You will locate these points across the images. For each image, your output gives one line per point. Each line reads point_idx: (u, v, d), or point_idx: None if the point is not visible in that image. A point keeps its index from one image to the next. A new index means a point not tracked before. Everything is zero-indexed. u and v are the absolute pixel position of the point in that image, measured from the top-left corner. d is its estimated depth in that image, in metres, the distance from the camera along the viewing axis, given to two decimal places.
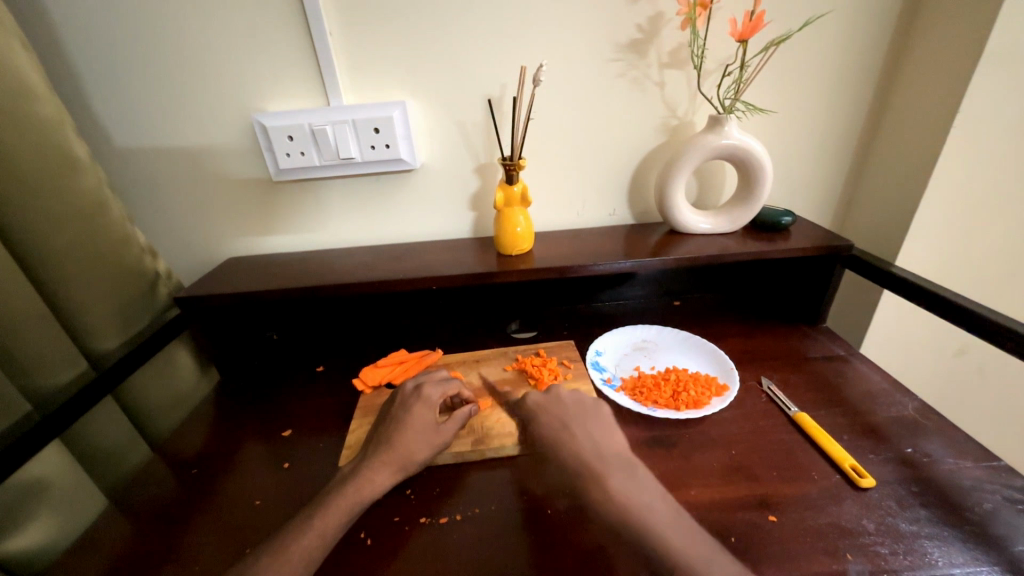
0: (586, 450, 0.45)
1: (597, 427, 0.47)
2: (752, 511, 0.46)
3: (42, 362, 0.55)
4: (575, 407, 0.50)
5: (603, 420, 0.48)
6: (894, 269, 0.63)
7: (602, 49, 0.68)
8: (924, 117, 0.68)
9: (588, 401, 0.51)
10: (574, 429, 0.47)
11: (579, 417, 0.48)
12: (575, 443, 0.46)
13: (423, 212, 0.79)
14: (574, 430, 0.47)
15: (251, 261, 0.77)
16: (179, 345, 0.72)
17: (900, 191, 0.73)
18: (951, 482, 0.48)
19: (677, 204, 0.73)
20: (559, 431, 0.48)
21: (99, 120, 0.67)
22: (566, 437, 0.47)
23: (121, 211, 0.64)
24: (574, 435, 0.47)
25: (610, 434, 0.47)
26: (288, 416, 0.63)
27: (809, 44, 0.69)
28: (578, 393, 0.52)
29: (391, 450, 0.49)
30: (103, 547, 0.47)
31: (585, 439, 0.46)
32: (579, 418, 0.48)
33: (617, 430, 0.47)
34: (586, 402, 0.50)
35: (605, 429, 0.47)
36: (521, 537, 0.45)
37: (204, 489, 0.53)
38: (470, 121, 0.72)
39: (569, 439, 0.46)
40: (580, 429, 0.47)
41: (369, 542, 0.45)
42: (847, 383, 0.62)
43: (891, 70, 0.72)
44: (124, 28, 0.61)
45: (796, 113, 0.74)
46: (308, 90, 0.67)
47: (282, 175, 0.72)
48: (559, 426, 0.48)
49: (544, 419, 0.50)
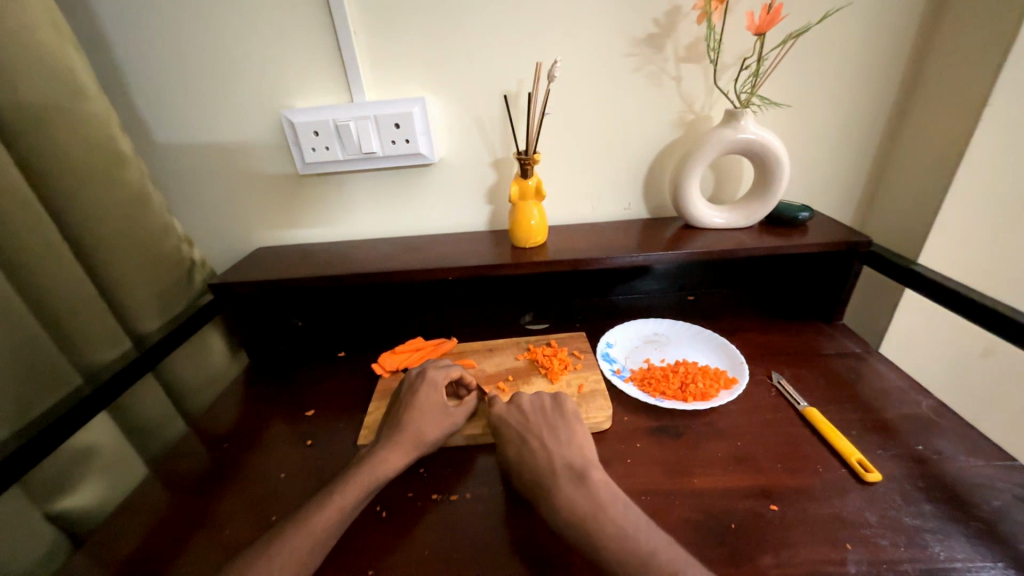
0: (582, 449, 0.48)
1: (560, 431, 0.50)
2: (754, 500, 0.47)
3: (93, 339, 0.59)
4: (537, 414, 0.53)
5: (566, 422, 0.51)
6: (913, 266, 0.62)
7: (618, 44, 0.69)
8: (952, 108, 0.66)
9: (547, 405, 0.54)
10: (541, 432, 0.51)
11: (559, 420, 0.52)
12: (568, 442, 0.49)
13: (440, 204, 0.81)
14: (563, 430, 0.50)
15: (278, 251, 0.81)
16: (212, 329, 0.78)
17: (924, 186, 0.71)
18: (961, 479, 0.47)
19: (691, 198, 0.73)
20: (521, 441, 0.50)
21: (142, 117, 0.71)
22: (534, 442, 0.50)
23: (161, 202, 0.69)
24: (545, 440, 0.49)
25: (571, 439, 0.50)
26: (313, 397, 0.67)
27: (830, 37, 0.68)
28: (538, 399, 0.55)
29: (402, 430, 0.52)
30: (145, 511, 0.51)
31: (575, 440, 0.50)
32: (541, 422, 0.52)
33: (579, 433, 0.50)
34: (546, 408, 0.53)
35: (567, 433, 0.50)
36: (526, 517, 0.47)
37: (235, 462, 0.57)
38: (487, 117, 0.73)
39: (563, 437, 0.50)
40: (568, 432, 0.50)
41: (384, 515, 0.48)
42: (860, 380, 0.62)
43: (918, 61, 0.70)
44: (166, 31, 0.66)
45: (817, 107, 0.73)
46: (333, 88, 0.70)
47: (307, 169, 0.75)
48: (522, 436, 0.51)
49: (508, 426, 0.52)
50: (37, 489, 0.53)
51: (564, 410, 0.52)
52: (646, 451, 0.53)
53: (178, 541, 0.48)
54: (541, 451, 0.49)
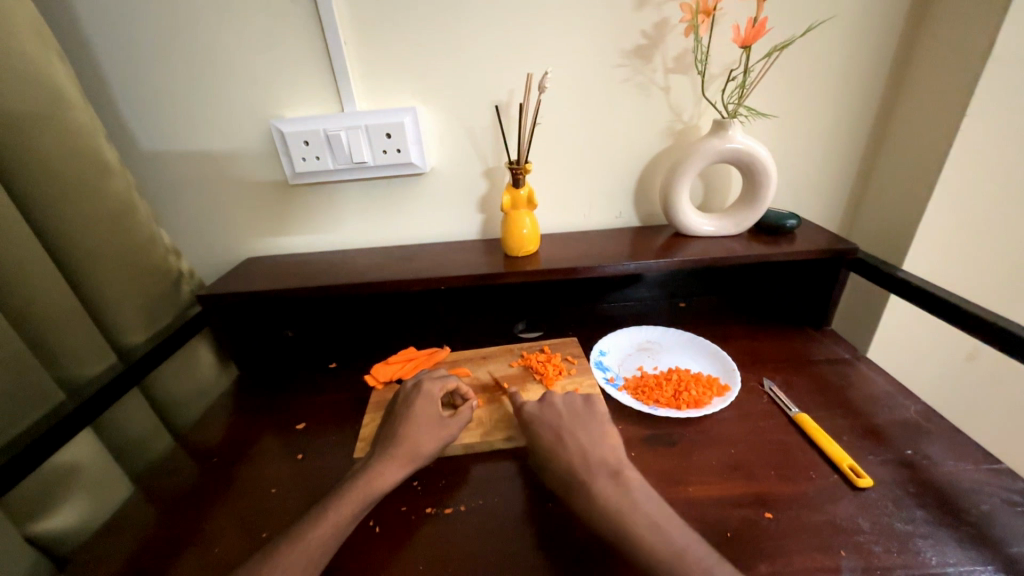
0: (591, 448, 0.48)
1: (591, 429, 0.50)
2: (748, 508, 0.47)
3: (75, 353, 0.58)
4: (568, 412, 0.53)
5: (597, 421, 0.51)
6: (898, 272, 0.64)
7: (607, 55, 0.70)
8: (931, 118, 0.68)
9: (578, 404, 0.54)
10: (574, 429, 0.51)
11: (581, 419, 0.52)
12: (576, 441, 0.49)
13: (432, 213, 0.81)
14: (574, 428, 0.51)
15: (267, 261, 0.80)
16: (201, 342, 0.75)
17: (907, 194, 0.73)
18: (949, 484, 0.48)
19: (681, 207, 0.74)
20: (554, 437, 0.50)
21: (128, 126, 0.70)
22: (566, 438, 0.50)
23: (148, 212, 0.68)
24: (577, 437, 0.50)
25: (605, 435, 0.50)
26: (303, 410, 0.66)
27: (814, 48, 0.70)
28: (571, 398, 0.55)
29: (398, 443, 0.52)
30: (130, 531, 0.50)
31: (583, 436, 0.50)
32: (573, 421, 0.52)
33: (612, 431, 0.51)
34: (578, 407, 0.53)
35: (600, 431, 0.50)
36: (521, 530, 0.47)
37: (224, 477, 0.56)
38: (478, 126, 0.74)
39: (572, 439, 0.49)
40: (579, 431, 0.50)
41: (378, 530, 0.48)
42: (850, 386, 0.63)
43: (898, 73, 0.72)
44: (153, 40, 0.65)
45: (802, 116, 0.75)
46: (324, 98, 0.70)
47: (298, 179, 0.75)
48: (554, 433, 0.51)
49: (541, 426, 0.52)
50: (17, 509, 0.52)
51: (596, 410, 0.53)
52: (640, 460, 0.53)
53: (164, 561, 0.46)
54: (554, 456, 0.49)
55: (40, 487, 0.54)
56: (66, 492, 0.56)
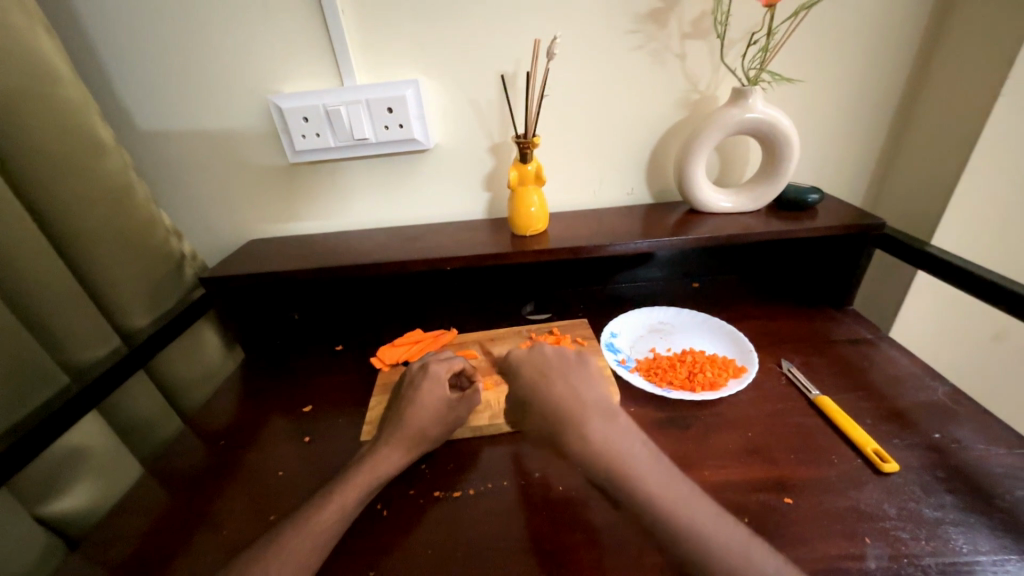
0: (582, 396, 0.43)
1: (583, 380, 0.45)
2: (768, 493, 0.45)
3: (77, 337, 0.57)
4: (558, 361, 0.47)
5: (591, 374, 0.46)
6: (928, 248, 0.60)
7: (620, 20, 0.66)
8: (970, 82, 0.63)
9: (571, 354, 0.48)
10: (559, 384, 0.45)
11: (568, 371, 0.46)
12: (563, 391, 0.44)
13: (436, 192, 0.78)
14: (558, 379, 0.45)
15: (270, 243, 0.79)
16: (206, 325, 0.74)
17: (939, 166, 0.69)
18: (981, 469, 0.46)
19: (697, 181, 0.70)
20: (537, 381, 0.46)
21: (124, 105, 0.68)
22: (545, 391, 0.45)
23: (147, 193, 0.66)
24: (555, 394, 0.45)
25: (597, 386, 0.45)
26: (310, 393, 0.65)
27: (843, 8, 0.65)
28: (562, 349, 0.49)
29: (405, 426, 0.50)
30: (138, 513, 0.50)
31: (573, 387, 0.44)
32: (560, 373, 0.46)
33: (603, 385, 0.45)
34: (571, 357, 0.47)
35: (592, 382, 0.45)
36: (531, 515, 0.45)
37: (231, 459, 0.55)
38: (484, 99, 0.70)
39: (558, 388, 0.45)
40: (568, 383, 0.45)
41: (385, 513, 0.47)
42: (873, 367, 0.60)
43: (934, 34, 0.67)
44: (144, 13, 0.62)
45: (827, 83, 0.70)
46: (322, 71, 0.67)
47: (298, 158, 0.72)
48: (537, 377, 0.46)
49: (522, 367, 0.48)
50: (26, 492, 0.52)
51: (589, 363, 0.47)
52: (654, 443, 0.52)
53: (172, 543, 0.46)
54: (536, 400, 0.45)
55: (50, 471, 0.54)
56: (78, 475, 0.56)
